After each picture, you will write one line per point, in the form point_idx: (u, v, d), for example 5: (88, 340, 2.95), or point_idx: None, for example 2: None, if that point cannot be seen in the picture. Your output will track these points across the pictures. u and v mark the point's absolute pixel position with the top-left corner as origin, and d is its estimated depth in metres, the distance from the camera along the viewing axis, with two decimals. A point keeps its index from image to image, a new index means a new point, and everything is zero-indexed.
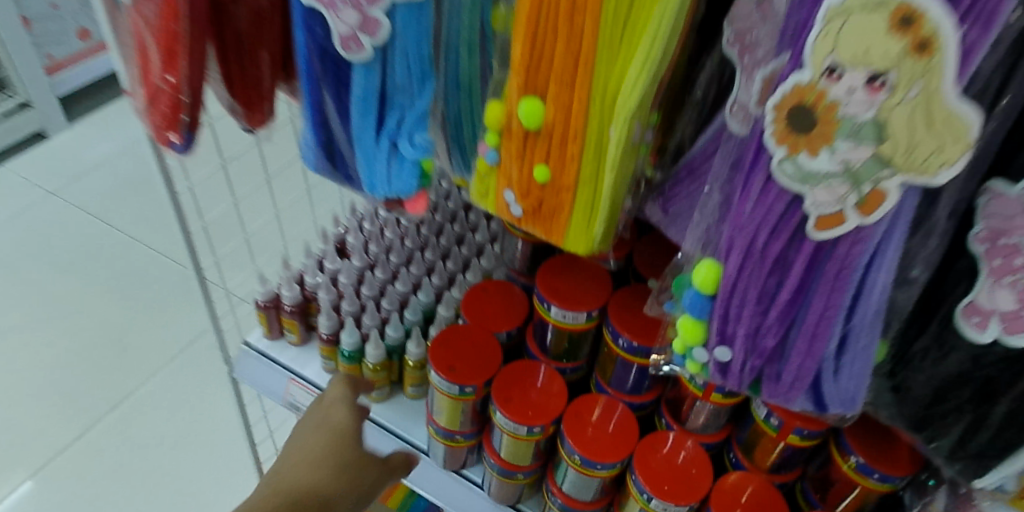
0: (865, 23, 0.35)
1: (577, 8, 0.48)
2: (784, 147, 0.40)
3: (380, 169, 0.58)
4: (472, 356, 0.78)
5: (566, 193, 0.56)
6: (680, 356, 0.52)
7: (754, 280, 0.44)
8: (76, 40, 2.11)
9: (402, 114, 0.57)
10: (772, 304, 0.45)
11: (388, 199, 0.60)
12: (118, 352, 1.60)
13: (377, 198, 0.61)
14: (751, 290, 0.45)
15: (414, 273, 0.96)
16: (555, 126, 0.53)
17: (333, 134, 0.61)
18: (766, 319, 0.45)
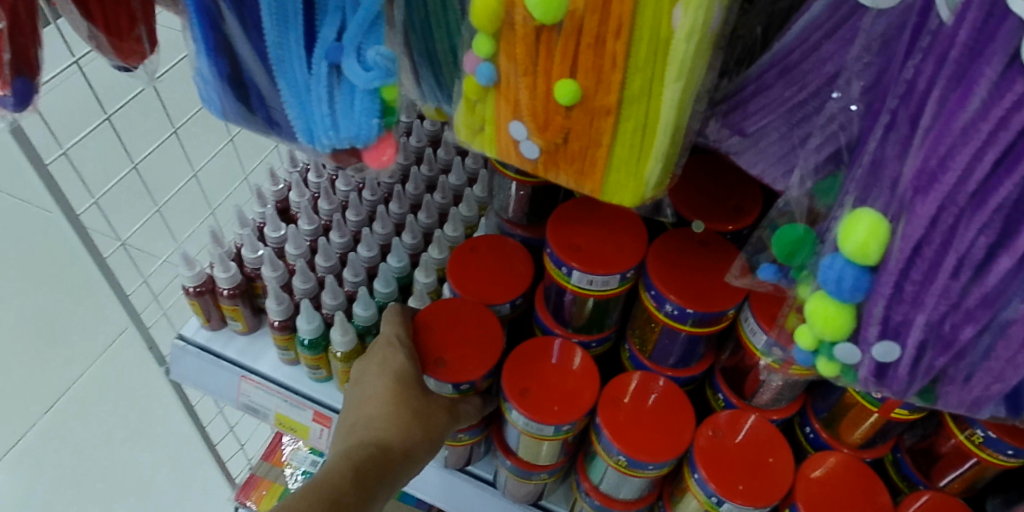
0: None
1: None
2: None
3: (321, 107, 0.39)
4: (466, 341, 0.60)
5: (606, 119, 0.37)
6: (801, 353, 0.36)
7: (960, 241, 0.28)
8: None
9: (342, 16, 0.37)
10: (977, 276, 0.29)
11: (336, 150, 0.41)
12: (46, 341, 1.34)
13: (320, 152, 0.41)
14: (947, 257, 0.29)
15: (379, 234, 0.77)
16: (588, 13, 0.34)
17: (241, 59, 0.40)
18: (961, 299, 0.30)
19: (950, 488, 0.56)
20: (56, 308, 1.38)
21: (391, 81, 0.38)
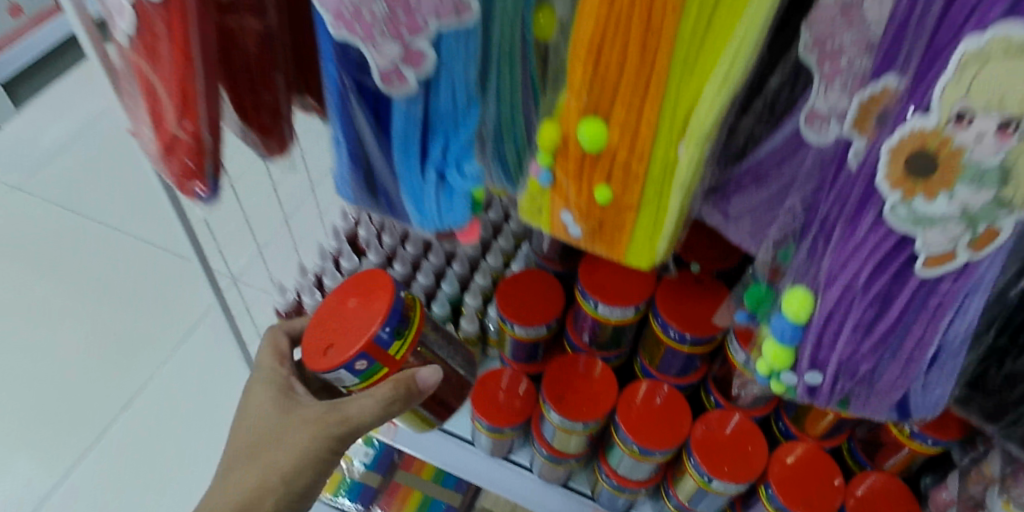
0: (1005, 69, 0.33)
1: (653, 30, 0.45)
2: (900, 189, 0.39)
3: (429, 202, 0.55)
4: (348, 325, 0.66)
5: (629, 213, 0.55)
6: (762, 375, 0.53)
7: (852, 312, 0.44)
8: (7, 17, 2.00)
9: (447, 140, 0.53)
10: (868, 334, 0.45)
11: (440, 230, 0.57)
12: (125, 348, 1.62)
13: (426, 230, 0.59)
14: (847, 321, 0.45)
15: (432, 264, 0.93)
16: (620, 148, 0.51)
17: (373, 166, 0.57)
18: (859, 348, 0.45)
19: (891, 469, 0.73)
20: (132, 323, 1.66)
21: (480, 186, 0.54)
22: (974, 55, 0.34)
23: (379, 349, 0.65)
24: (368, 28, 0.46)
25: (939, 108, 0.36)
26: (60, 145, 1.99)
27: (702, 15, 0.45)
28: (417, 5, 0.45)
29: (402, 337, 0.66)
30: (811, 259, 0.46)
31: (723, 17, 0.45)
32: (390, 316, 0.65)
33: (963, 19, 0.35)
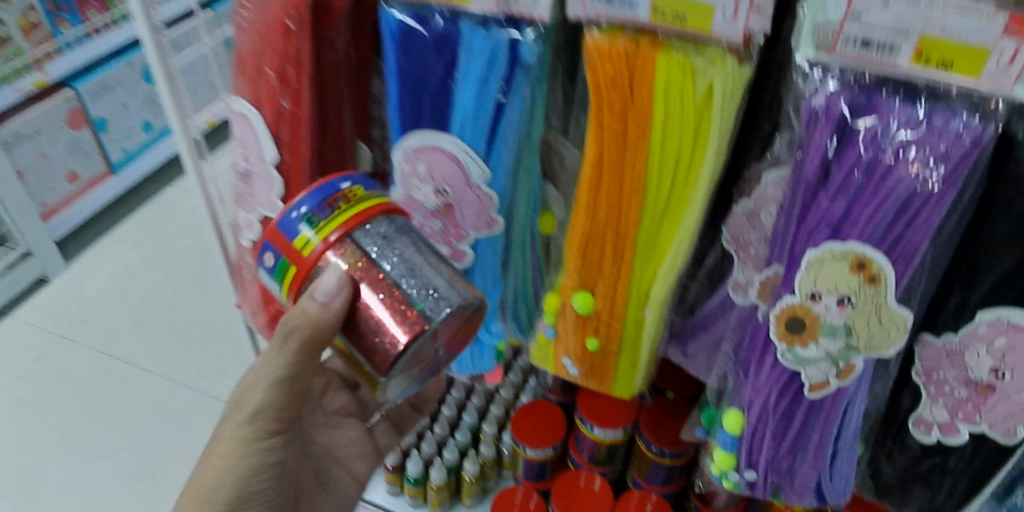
0: (833, 266, 0.55)
1: (621, 236, 0.68)
2: (785, 341, 0.59)
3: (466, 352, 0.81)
4: None
5: (612, 357, 0.76)
6: (718, 476, 0.71)
7: (770, 423, 0.63)
8: (66, 183, 2.02)
9: (479, 306, 0.79)
10: (783, 438, 0.64)
11: (472, 375, 0.84)
12: None
13: (462, 375, 0.84)
14: (768, 430, 0.64)
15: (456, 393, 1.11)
16: (603, 312, 0.73)
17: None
18: (779, 448, 0.64)
19: None
20: None
21: (500, 340, 0.81)
22: (815, 259, 0.55)
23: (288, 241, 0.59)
24: (430, 237, 0.74)
25: (800, 290, 0.57)
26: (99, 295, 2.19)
27: (653, 227, 0.68)
28: (462, 224, 0.72)
29: (316, 226, 0.58)
30: (739, 389, 0.65)
31: (667, 227, 0.68)
32: (307, 209, 0.59)
33: (806, 236, 0.56)
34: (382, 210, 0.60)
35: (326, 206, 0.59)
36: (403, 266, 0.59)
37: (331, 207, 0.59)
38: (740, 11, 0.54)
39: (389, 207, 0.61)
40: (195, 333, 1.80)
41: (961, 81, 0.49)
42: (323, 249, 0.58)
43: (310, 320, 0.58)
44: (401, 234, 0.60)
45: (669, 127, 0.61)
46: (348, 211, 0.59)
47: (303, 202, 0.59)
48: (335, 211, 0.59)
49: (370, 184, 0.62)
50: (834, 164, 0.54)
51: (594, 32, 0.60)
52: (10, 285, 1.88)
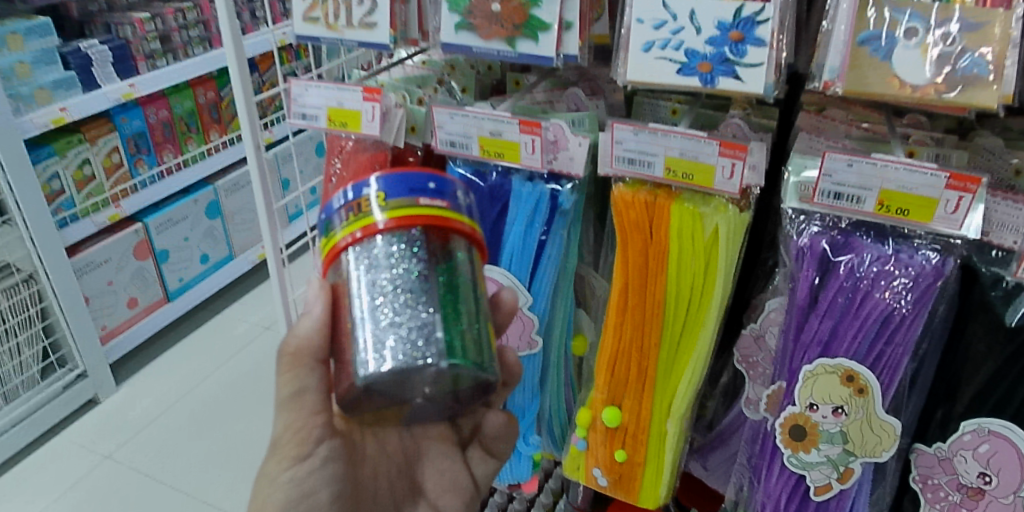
0: (826, 378, 0.65)
1: (645, 354, 0.78)
2: (790, 447, 0.68)
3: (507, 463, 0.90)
4: None
5: (639, 466, 0.83)
6: None
7: None
8: (125, 309, 2.12)
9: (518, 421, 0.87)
10: None
11: (509, 483, 0.92)
12: None
13: (502, 483, 0.92)
14: None
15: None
16: (629, 424, 0.82)
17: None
18: None
19: None
20: None
21: (536, 451, 0.89)
22: (810, 372, 0.65)
23: (327, 221, 0.55)
24: None
25: (800, 400, 0.66)
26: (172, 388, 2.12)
27: (673, 346, 0.78)
28: (508, 343, 0.83)
29: (347, 217, 0.53)
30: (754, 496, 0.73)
31: (685, 347, 0.78)
32: (352, 198, 0.53)
33: (803, 354, 0.66)
34: (418, 228, 0.51)
35: (370, 198, 0.52)
36: (386, 289, 0.51)
37: (372, 204, 0.52)
38: (736, 171, 0.68)
39: (437, 226, 0.51)
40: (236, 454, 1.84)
41: (918, 225, 0.60)
42: (337, 246, 0.53)
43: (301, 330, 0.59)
44: (416, 259, 0.51)
45: (683, 261, 0.74)
46: (381, 217, 0.51)
47: (359, 186, 0.53)
48: (370, 207, 0.52)
49: (437, 194, 0.52)
50: (821, 292, 0.65)
51: (618, 185, 0.74)
52: (63, 405, 1.92)
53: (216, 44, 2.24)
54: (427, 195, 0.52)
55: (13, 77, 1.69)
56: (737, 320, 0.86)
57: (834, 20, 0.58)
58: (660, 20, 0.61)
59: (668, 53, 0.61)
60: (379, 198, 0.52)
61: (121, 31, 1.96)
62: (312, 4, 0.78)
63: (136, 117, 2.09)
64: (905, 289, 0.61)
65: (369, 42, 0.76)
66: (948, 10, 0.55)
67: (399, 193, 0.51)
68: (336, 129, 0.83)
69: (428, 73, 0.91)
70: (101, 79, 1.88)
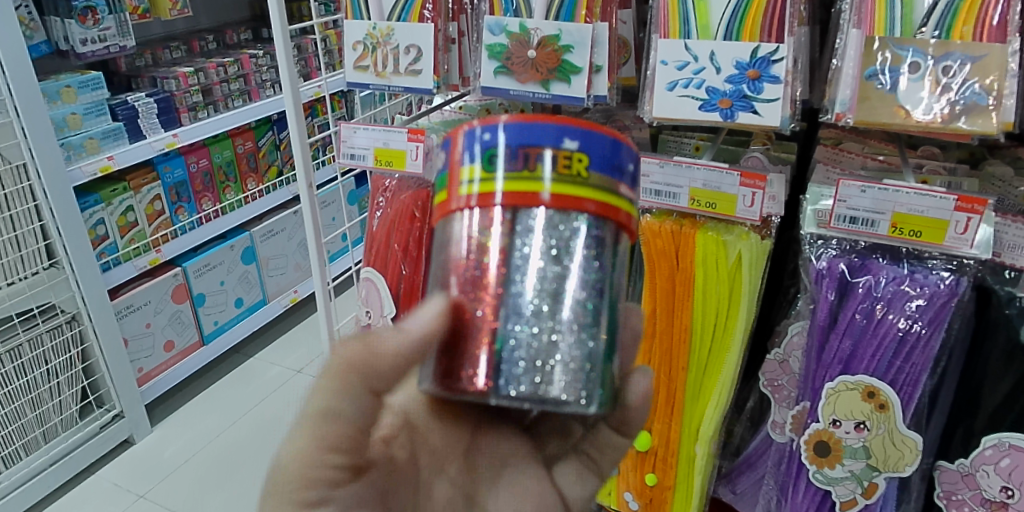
0: (848, 395, 0.69)
1: (673, 379, 0.81)
2: (815, 463, 0.72)
3: None
4: None
5: (668, 491, 0.85)
6: None
7: None
8: (163, 351, 2.18)
9: None
10: None
11: None
12: None
13: None
14: None
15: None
16: (659, 448, 0.84)
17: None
18: None
19: None
20: None
21: None
22: (833, 389, 0.70)
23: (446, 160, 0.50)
24: None
25: (823, 417, 0.71)
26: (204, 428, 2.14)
27: (700, 371, 0.81)
28: None
29: (466, 167, 0.48)
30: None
31: (712, 371, 0.80)
32: (476, 147, 0.47)
33: (826, 371, 0.71)
34: (551, 205, 0.45)
35: (495, 153, 0.46)
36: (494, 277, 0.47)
37: (496, 162, 0.46)
38: (756, 200, 0.73)
39: (575, 205, 0.45)
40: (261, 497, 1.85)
41: (931, 246, 0.65)
42: (449, 203, 0.49)
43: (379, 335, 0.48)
44: (534, 241, 0.46)
45: (708, 287, 0.77)
46: (504, 183, 0.46)
47: (488, 134, 0.46)
48: (491, 163, 0.46)
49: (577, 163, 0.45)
50: (840, 311, 0.70)
51: (646, 216, 0.79)
52: (98, 444, 1.96)
53: (255, 97, 2.35)
54: (566, 159, 0.45)
55: (65, 128, 1.80)
56: (761, 347, 0.89)
57: (842, 58, 0.64)
58: (682, 61, 0.67)
59: (691, 91, 0.67)
60: (507, 154, 0.46)
61: (166, 85, 2.07)
62: (362, 54, 0.85)
63: (179, 166, 2.19)
64: (921, 308, 0.67)
65: (413, 87, 0.82)
66: (947, 46, 0.60)
67: (532, 158, 0.45)
68: (382, 167, 0.90)
69: (464, 117, 0.98)
70: (145, 130, 2.00)
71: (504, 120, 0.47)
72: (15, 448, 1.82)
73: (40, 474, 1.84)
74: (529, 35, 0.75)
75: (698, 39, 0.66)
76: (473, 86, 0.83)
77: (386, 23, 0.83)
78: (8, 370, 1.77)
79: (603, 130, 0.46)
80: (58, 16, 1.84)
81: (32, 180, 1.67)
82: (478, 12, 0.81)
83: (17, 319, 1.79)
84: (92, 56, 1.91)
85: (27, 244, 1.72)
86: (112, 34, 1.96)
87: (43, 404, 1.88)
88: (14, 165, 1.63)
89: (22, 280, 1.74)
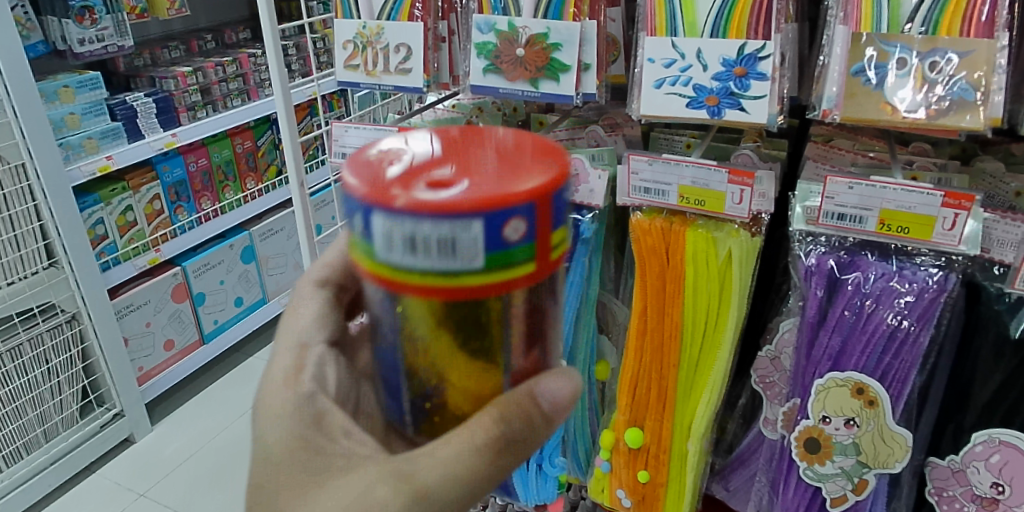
0: (837, 392, 0.70)
1: (664, 376, 0.82)
2: (806, 459, 0.73)
3: (532, 484, 0.91)
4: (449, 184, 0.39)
5: (661, 487, 0.85)
6: None
7: None
8: (163, 351, 2.19)
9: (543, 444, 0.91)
10: None
11: (536, 503, 0.92)
12: None
13: (528, 504, 0.93)
14: None
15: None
16: (651, 445, 0.84)
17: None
18: None
19: None
20: None
21: (562, 472, 0.91)
22: (823, 385, 0.70)
23: (384, 241, 0.39)
24: None
25: (813, 414, 0.71)
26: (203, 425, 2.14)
27: (690, 368, 0.81)
28: None
29: (431, 268, 0.39)
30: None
31: (703, 367, 0.81)
32: (444, 251, 0.38)
33: (816, 368, 0.71)
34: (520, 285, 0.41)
35: (474, 258, 0.38)
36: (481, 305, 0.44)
37: (478, 270, 0.39)
38: (744, 197, 0.73)
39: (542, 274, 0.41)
40: None
41: (919, 242, 0.66)
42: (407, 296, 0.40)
43: (529, 422, 0.47)
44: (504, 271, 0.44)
45: (699, 285, 0.78)
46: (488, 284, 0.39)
47: (449, 218, 0.37)
48: (471, 269, 0.38)
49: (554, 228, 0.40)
50: (828, 308, 0.70)
51: (636, 214, 0.79)
52: (99, 443, 1.96)
53: (254, 96, 2.35)
54: (548, 240, 0.40)
55: (63, 128, 1.80)
56: (752, 344, 0.89)
57: (830, 54, 0.64)
58: (669, 59, 0.67)
59: (678, 88, 0.67)
60: (488, 258, 0.38)
61: (165, 85, 2.07)
62: (353, 53, 0.85)
63: (178, 166, 2.19)
64: (910, 304, 0.67)
65: (404, 85, 0.83)
66: (934, 41, 0.60)
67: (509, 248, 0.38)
68: None
69: (457, 115, 0.98)
70: (144, 129, 2.00)
71: (479, 219, 0.37)
72: (16, 447, 1.83)
73: (41, 473, 1.85)
74: (518, 33, 0.75)
75: (685, 36, 0.67)
76: (463, 84, 0.83)
77: (376, 22, 0.83)
78: (9, 369, 1.78)
79: (564, 179, 0.41)
80: (55, 16, 1.85)
81: (31, 180, 1.68)
82: (468, 11, 0.81)
83: (17, 318, 1.80)
84: (89, 56, 1.91)
85: (26, 244, 1.73)
86: (110, 34, 1.96)
87: (44, 403, 1.89)
88: (12, 165, 1.64)
89: (22, 279, 1.76)
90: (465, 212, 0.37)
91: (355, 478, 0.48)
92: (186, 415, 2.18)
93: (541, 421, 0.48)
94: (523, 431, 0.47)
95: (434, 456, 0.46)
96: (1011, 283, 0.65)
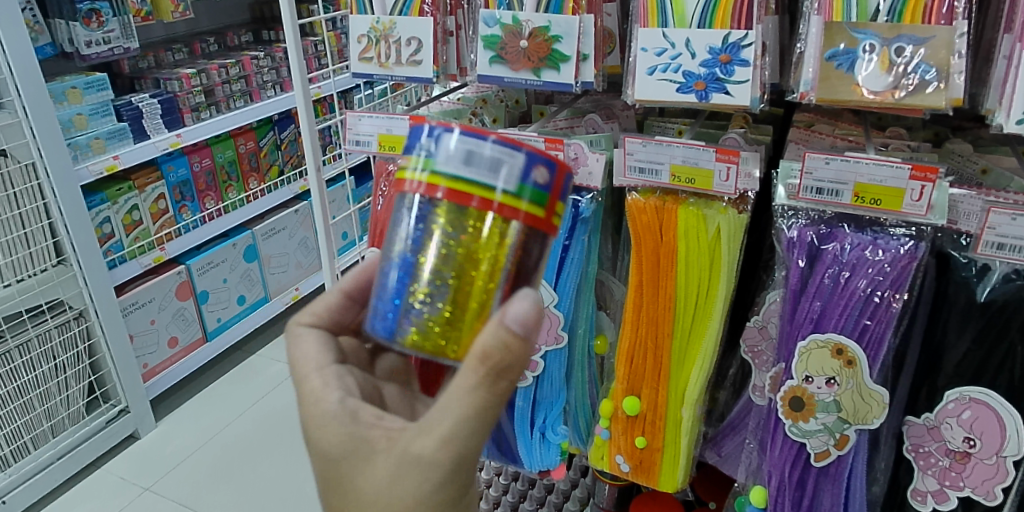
0: (819, 353, 0.76)
1: (660, 347, 0.87)
2: (791, 418, 0.78)
3: (536, 451, 0.97)
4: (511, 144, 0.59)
5: (657, 453, 0.90)
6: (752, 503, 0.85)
7: (788, 496, 0.81)
8: (167, 348, 2.23)
9: (547, 415, 0.96)
10: (804, 494, 0.81)
11: (540, 469, 0.98)
12: None
13: (532, 469, 0.99)
14: (787, 499, 0.81)
15: (509, 500, 1.17)
16: (648, 412, 0.90)
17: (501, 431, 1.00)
18: (801, 502, 0.81)
19: None
20: None
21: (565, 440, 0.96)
22: (805, 347, 0.76)
23: (487, 166, 0.55)
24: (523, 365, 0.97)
25: (797, 374, 0.77)
26: (203, 423, 2.17)
27: (685, 338, 0.87)
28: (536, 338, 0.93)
29: (481, 181, 0.55)
30: (761, 472, 0.83)
31: (696, 336, 0.86)
32: (490, 167, 0.55)
33: (798, 332, 0.77)
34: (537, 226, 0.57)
35: (511, 180, 0.55)
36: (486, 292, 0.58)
37: (526, 192, 0.56)
38: (730, 174, 0.80)
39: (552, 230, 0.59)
40: (269, 500, 1.86)
41: (890, 213, 0.72)
42: (465, 209, 0.56)
43: (510, 349, 0.52)
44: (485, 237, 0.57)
45: (690, 259, 0.84)
46: (480, 192, 0.55)
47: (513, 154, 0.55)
48: (461, 172, 0.55)
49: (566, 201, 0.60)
50: (809, 276, 0.77)
51: (632, 194, 0.85)
52: (104, 439, 2.01)
53: (257, 98, 2.40)
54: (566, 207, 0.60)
55: (71, 129, 1.85)
56: (741, 318, 0.96)
57: (806, 43, 0.70)
58: (660, 48, 0.73)
59: (669, 75, 0.73)
60: (523, 186, 0.55)
61: (170, 86, 2.12)
62: (366, 46, 0.92)
63: (182, 166, 2.24)
64: (886, 270, 0.73)
65: (414, 76, 0.89)
66: (897, 29, 0.66)
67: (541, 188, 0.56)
68: (385, 152, 0.97)
69: (462, 107, 1.04)
70: (150, 130, 2.05)
71: (525, 154, 0.55)
72: (24, 441, 1.87)
73: (48, 468, 1.89)
74: (521, 27, 0.81)
75: (675, 27, 0.73)
76: (470, 75, 0.88)
77: (389, 17, 0.89)
78: (18, 365, 1.82)
79: (561, 169, 0.57)
80: (63, 19, 1.90)
81: (41, 179, 1.73)
82: (475, 6, 0.87)
83: (26, 315, 1.83)
84: (96, 57, 1.96)
85: (36, 242, 1.77)
86: (117, 36, 2.01)
87: (51, 398, 1.92)
88: (23, 164, 1.69)
89: (32, 276, 1.78)
90: (518, 146, 0.55)
91: (404, 448, 0.54)
92: (190, 415, 2.21)
93: (521, 344, 0.53)
94: (510, 360, 0.52)
95: (450, 409, 0.53)
96: (975, 249, 0.72)
